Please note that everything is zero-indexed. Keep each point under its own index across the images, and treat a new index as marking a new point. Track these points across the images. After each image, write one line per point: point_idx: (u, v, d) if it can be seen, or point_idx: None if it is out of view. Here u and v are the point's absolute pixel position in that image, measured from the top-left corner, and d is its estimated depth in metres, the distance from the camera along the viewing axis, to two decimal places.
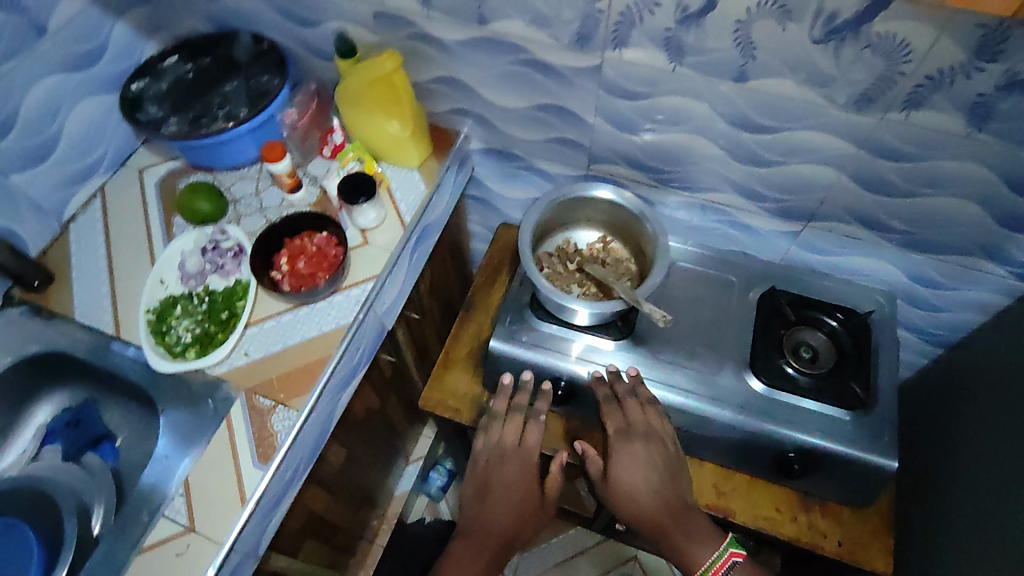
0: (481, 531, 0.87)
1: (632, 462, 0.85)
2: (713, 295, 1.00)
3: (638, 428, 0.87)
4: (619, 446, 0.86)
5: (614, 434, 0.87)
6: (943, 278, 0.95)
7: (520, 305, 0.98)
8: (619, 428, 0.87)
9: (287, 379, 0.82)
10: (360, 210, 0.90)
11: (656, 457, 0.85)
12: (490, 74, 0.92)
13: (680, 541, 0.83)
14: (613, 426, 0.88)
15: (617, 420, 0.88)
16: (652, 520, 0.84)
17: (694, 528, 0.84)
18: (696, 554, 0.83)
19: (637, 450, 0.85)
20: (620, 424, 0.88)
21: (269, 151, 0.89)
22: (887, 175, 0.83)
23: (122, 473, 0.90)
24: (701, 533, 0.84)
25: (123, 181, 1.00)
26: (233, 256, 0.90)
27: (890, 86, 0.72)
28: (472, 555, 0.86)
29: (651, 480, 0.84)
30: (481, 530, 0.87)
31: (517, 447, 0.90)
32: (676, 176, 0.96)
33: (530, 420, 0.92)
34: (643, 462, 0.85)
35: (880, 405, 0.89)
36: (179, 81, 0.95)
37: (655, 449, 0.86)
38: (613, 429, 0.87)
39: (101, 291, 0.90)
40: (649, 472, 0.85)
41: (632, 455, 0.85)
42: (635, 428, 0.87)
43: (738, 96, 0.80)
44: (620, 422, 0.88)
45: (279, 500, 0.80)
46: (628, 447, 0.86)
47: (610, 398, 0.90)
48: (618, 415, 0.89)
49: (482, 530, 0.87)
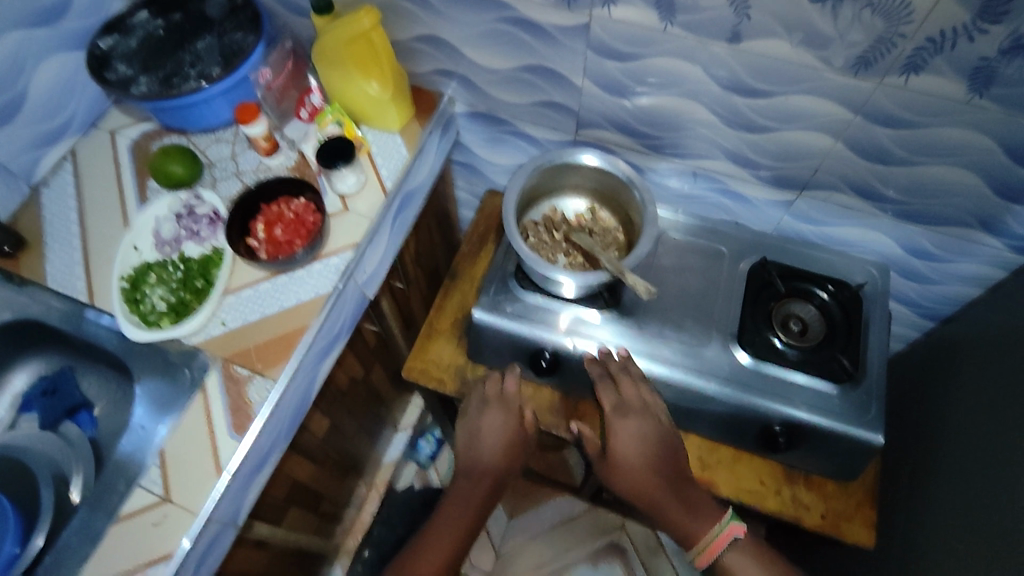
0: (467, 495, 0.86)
1: (628, 437, 0.83)
2: (702, 266, 0.98)
3: (633, 401, 0.85)
4: (614, 421, 0.84)
5: (610, 410, 0.85)
6: (938, 250, 0.93)
7: (504, 275, 0.96)
8: (614, 403, 0.85)
9: (265, 349, 0.80)
10: (340, 175, 0.87)
11: (652, 431, 0.84)
12: (474, 33, 0.88)
13: (681, 519, 0.80)
14: (608, 400, 0.85)
15: (611, 396, 0.85)
16: (649, 496, 0.82)
17: (696, 505, 0.81)
18: (697, 532, 0.80)
19: (632, 424, 0.84)
20: (615, 400, 0.85)
21: (244, 113, 0.86)
22: (884, 143, 0.80)
23: (101, 441, 0.89)
24: (702, 511, 0.81)
25: (94, 143, 0.96)
26: (208, 222, 0.88)
27: (889, 49, 0.69)
28: (456, 517, 0.84)
29: (647, 454, 0.83)
30: (468, 494, 0.86)
31: (500, 396, 0.92)
32: (667, 143, 0.93)
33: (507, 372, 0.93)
34: (640, 437, 0.83)
35: (867, 379, 0.88)
36: (149, 38, 0.91)
37: (651, 424, 0.84)
38: (608, 404, 0.85)
39: (74, 257, 0.87)
40: (646, 446, 0.83)
41: (627, 429, 0.84)
42: (630, 402, 0.85)
43: (731, 57, 0.76)
44: (615, 397, 0.85)
45: (258, 469, 0.79)
46: (624, 422, 0.84)
47: (604, 373, 0.88)
48: (613, 389, 0.86)
49: (468, 493, 0.86)
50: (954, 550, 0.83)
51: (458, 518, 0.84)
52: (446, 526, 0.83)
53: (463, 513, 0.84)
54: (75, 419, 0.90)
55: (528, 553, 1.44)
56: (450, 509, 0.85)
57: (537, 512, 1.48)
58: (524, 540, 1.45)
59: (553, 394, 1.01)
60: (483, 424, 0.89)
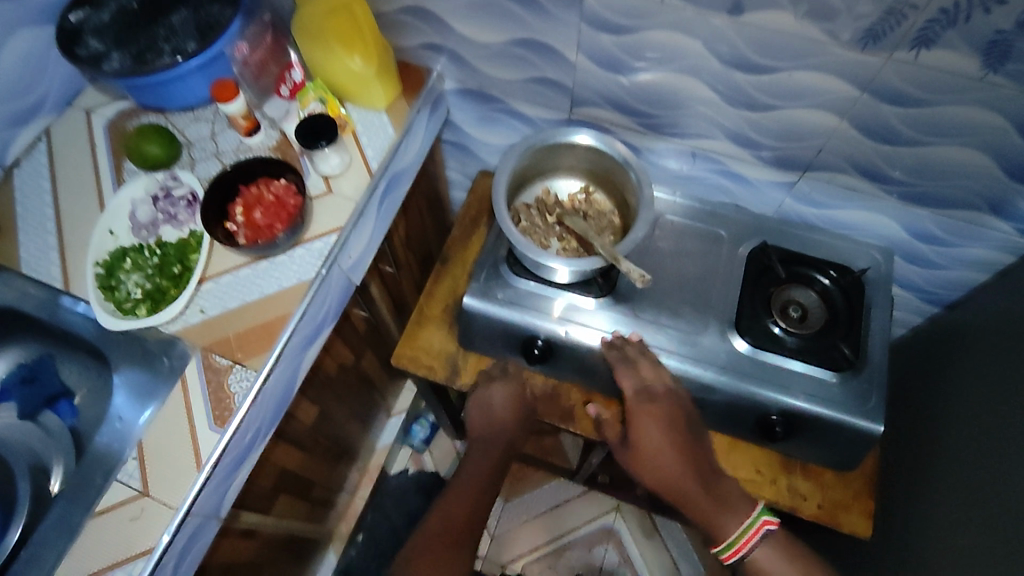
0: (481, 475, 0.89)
1: (652, 423, 0.84)
2: (700, 250, 0.95)
3: (656, 390, 0.86)
4: (638, 408, 0.85)
5: (634, 398, 0.85)
6: (944, 233, 0.90)
7: (496, 260, 0.93)
8: (638, 390, 0.85)
9: (246, 337, 0.77)
10: (322, 155, 0.84)
11: (676, 420, 0.85)
12: (462, 5, 0.83)
13: (706, 507, 0.82)
14: (631, 388, 0.85)
15: (634, 381, 0.85)
16: (673, 483, 0.83)
17: (720, 494, 0.83)
18: (722, 521, 0.81)
19: (656, 412, 0.85)
20: (637, 386, 0.85)
21: (222, 91, 0.82)
22: (891, 122, 0.76)
23: (82, 430, 0.87)
24: (727, 502, 0.82)
25: (69, 123, 0.92)
26: (186, 205, 0.85)
27: (899, 22, 0.65)
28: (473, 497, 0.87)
29: (672, 442, 0.84)
30: (481, 474, 0.89)
31: (508, 372, 0.97)
32: (664, 122, 0.89)
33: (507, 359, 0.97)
34: (665, 425, 0.84)
35: (868, 367, 0.85)
36: (122, 10, 0.86)
37: (675, 411, 0.85)
38: (631, 392, 0.85)
39: (49, 241, 0.84)
40: (670, 434, 0.84)
41: (652, 417, 0.85)
42: (653, 390, 0.85)
43: (732, 31, 0.72)
44: (637, 383, 0.85)
45: (241, 461, 0.77)
46: (649, 410, 0.85)
47: (624, 358, 0.86)
48: (636, 377, 0.86)
49: (479, 472, 0.90)
50: (954, 541, 0.81)
51: (475, 496, 0.87)
52: (463, 505, 0.85)
53: (478, 493, 0.87)
54: (55, 407, 0.89)
55: (523, 536, 1.43)
56: (466, 486, 0.88)
57: (532, 494, 1.47)
58: (519, 522, 1.44)
59: (575, 387, 0.97)
60: (490, 396, 0.95)
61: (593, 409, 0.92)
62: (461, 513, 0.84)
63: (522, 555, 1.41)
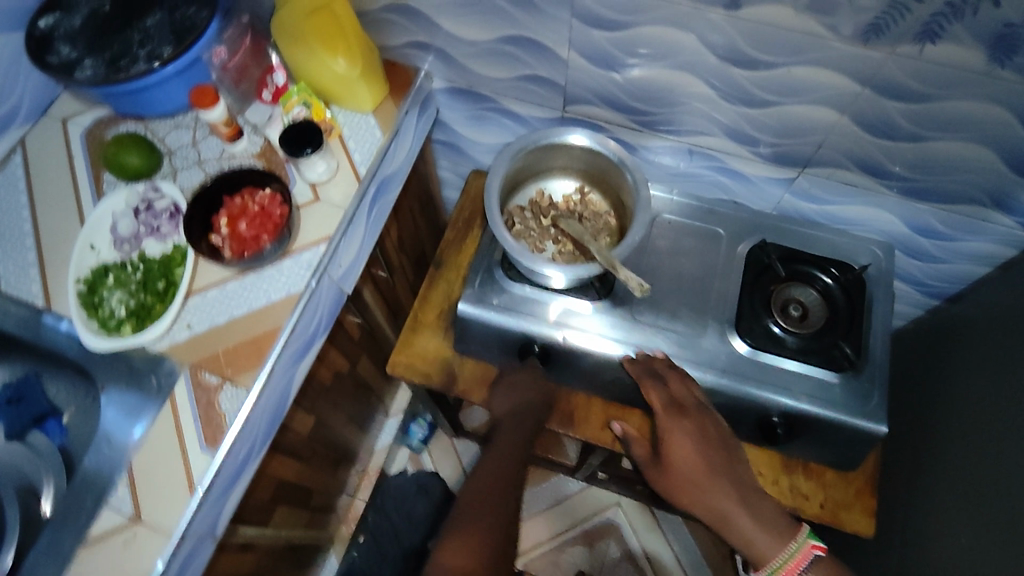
0: (510, 461, 0.78)
1: (683, 438, 0.77)
2: (699, 249, 0.93)
3: (687, 402, 0.80)
4: (666, 420, 0.78)
5: (663, 410, 0.79)
6: (945, 227, 0.88)
7: (490, 265, 0.91)
8: (668, 404, 0.79)
9: (235, 354, 0.75)
10: (309, 162, 0.81)
11: (710, 434, 0.77)
12: (448, 2, 0.80)
13: (749, 528, 0.73)
14: (659, 400, 0.79)
15: (663, 396, 0.79)
16: (711, 502, 0.74)
17: (764, 517, 0.74)
18: (769, 544, 0.72)
19: (686, 425, 0.77)
20: (666, 400, 0.79)
21: (201, 98, 0.79)
22: (893, 117, 0.74)
23: (71, 449, 0.85)
24: (772, 525, 0.73)
25: (44, 133, 0.89)
26: (169, 217, 0.82)
27: (903, 15, 0.62)
28: (502, 483, 0.74)
29: (707, 456, 0.76)
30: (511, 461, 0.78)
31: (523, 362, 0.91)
32: (660, 119, 0.87)
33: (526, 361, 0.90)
34: (697, 439, 0.77)
35: (869, 366, 0.84)
36: (95, 15, 0.82)
37: (709, 426, 0.78)
38: (659, 404, 0.79)
39: (27, 258, 0.81)
40: (704, 449, 0.76)
41: (683, 429, 0.77)
42: (683, 403, 0.79)
43: (729, 26, 0.69)
44: (667, 397, 0.80)
45: (236, 479, 0.76)
46: (679, 423, 0.78)
47: (651, 370, 0.82)
48: (664, 390, 0.80)
49: (509, 458, 0.78)
50: (958, 539, 0.80)
51: (504, 483, 0.74)
52: (493, 492, 0.73)
53: (508, 478, 0.75)
54: (43, 427, 0.87)
55: (525, 533, 1.42)
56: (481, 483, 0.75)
57: (533, 490, 1.46)
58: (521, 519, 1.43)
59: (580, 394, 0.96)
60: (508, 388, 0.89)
61: (620, 425, 0.88)
62: (487, 502, 0.71)
63: (525, 552, 1.41)
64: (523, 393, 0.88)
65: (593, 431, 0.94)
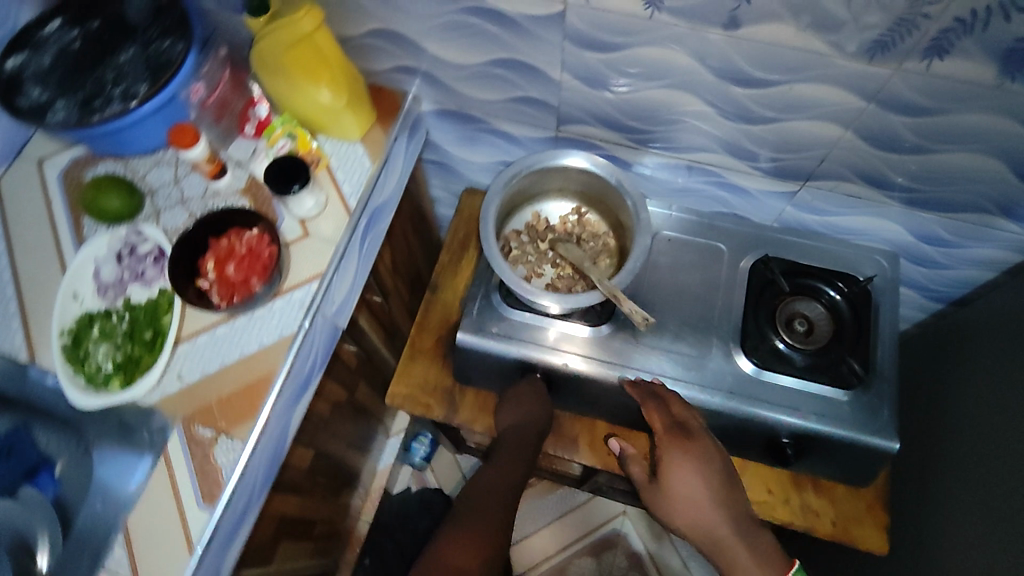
0: (499, 487, 0.81)
1: (685, 464, 0.74)
2: (701, 266, 0.91)
3: (688, 424, 0.77)
4: (667, 442, 0.75)
5: (666, 433, 0.76)
6: (951, 236, 0.86)
7: (488, 291, 0.89)
8: (670, 426, 0.76)
9: (228, 404, 0.73)
10: (297, 199, 0.78)
11: (712, 459, 0.75)
12: (434, 26, 0.77)
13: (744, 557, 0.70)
14: (660, 421, 0.76)
15: (665, 417, 0.77)
16: (705, 528, 0.73)
17: (759, 547, 0.72)
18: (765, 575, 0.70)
19: (687, 449, 0.75)
20: (668, 421, 0.77)
21: (180, 136, 0.76)
22: (899, 131, 0.72)
23: (65, 502, 0.83)
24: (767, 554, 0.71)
25: (19, 175, 0.85)
26: (154, 261, 0.79)
27: (910, 31, 0.60)
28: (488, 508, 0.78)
29: (707, 482, 0.74)
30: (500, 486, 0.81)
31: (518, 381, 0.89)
32: (657, 137, 0.84)
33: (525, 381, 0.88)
34: (698, 464, 0.74)
35: (879, 381, 0.82)
36: (65, 53, 0.79)
37: (711, 453, 0.75)
38: (660, 425, 0.76)
39: (9, 309, 0.79)
40: (704, 475, 0.74)
41: (684, 452, 0.75)
42: (685, 424, 0.77)
43: (728, 45, 0.67)
44: (669, 419, 0.77)
45: (236, 531, 0.74)
46: (681, 447, 0.75)
47: (652, 392, 0.79)
48: (665, 411, 0.78)
49: (499, 484, 0.82)
50: (966, 550, 0.79)
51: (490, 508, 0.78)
52: (478, 519, 0.76)
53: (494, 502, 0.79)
54: (36, 481, 0.85)
55: (531, 546, 1.39)
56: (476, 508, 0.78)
57: (540, 502, 1.43)
58: (528, 531, 1.40)
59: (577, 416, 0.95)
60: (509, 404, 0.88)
61: (616, 443, 0.86)
62: (473, 528, 0.75)
63: (532, 565, 1.37)
64: (523, 412, 0.87)
65: (598, 458, 0.93)
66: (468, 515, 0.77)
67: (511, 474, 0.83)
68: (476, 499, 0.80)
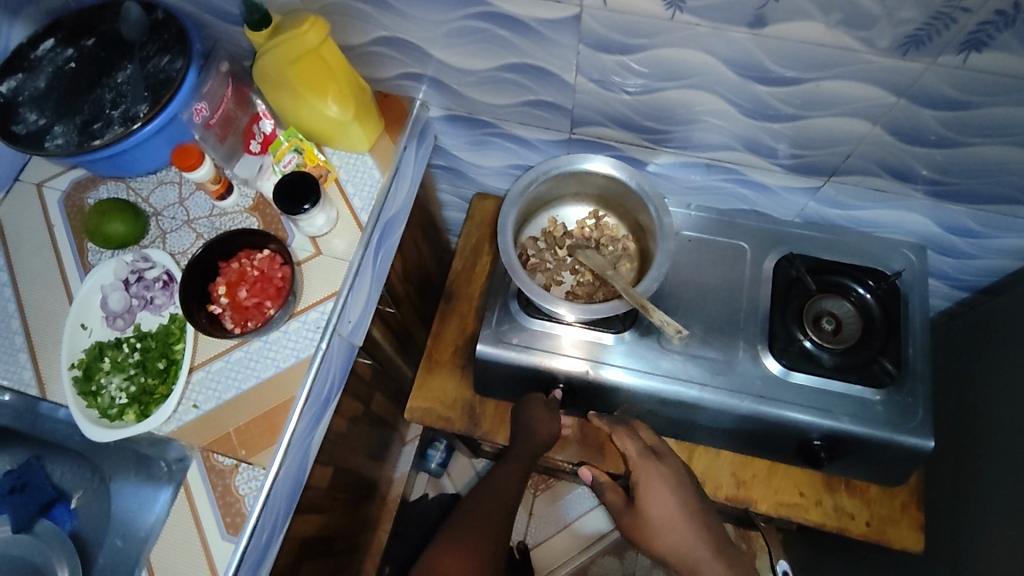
0: (495, 501, 0.77)
1: (659, 485, 0.74)
2: (724, 265, 0.88)
3: (659, 448, 0.78)
4: (644, 468, 0.75)
5: (639, 456, 0.76)
6: (981, 227, 0.83)
7: (505, 301, 0.86)
8: (642, 450, 0.76)
9: (249, 432, 0.71)
10: (308, 218, 0.75)
11: (682, 478, 0.76)
12: (442, 32, 0.74)
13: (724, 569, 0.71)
14: (634, 448, 0.76)
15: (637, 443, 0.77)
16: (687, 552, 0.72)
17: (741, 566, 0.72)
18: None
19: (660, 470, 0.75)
20: (640, 446, 0.77)
21: (184, 157, 0.73)
22: (928, 125, 0.70)
23: (85, 535, 0.82)
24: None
25: (19, 200, 0.82)
26: (162, 286, 0.77)
27: (947, 25, 0.58)
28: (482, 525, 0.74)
29: (684, 503, 0.74)
30: (494, 501, 0.77)
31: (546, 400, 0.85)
32: (674, 137, 0.82)
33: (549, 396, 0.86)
34: (674, 487, 0.74)
35: (912, 379, 0.79)
36: (61, 73, 0.76)
37: (681, 476, 0.76)
38: (633, 451, 0.76)
39: (16, 342, 0.77)
40: (682, 496, 0.74)
41: (660, 476, 0.75)
42: (656, 448, 0.78)
43: (752, 44, 0.64)
44: (641, 444, 0.77)
45: (261, 560, 0.72)
46: (654, 468, 0.75)
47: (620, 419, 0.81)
48: (634, 436, 0.78)
49: (493, 500, 0.77)
50: (1001, 545, 0.76)
51: (484, 528, 0.74)
52: (470, 540, 0.73)
53: (488, 519, 0.75)
54: (50, 513, 0.83)
55: (550, 548, 1.35)
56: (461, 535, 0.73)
57: (557, 504, 1.38)
58: (547, 534, 1.36)
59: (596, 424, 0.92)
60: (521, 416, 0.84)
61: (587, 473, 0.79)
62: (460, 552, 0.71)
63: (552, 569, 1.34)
64: (530, 431, 0.82)
65: (617, 462, 0.89)
66: (457, 538, 0.73)
67: (507, 489, 0.78)
68: (468, 517, 0.76)
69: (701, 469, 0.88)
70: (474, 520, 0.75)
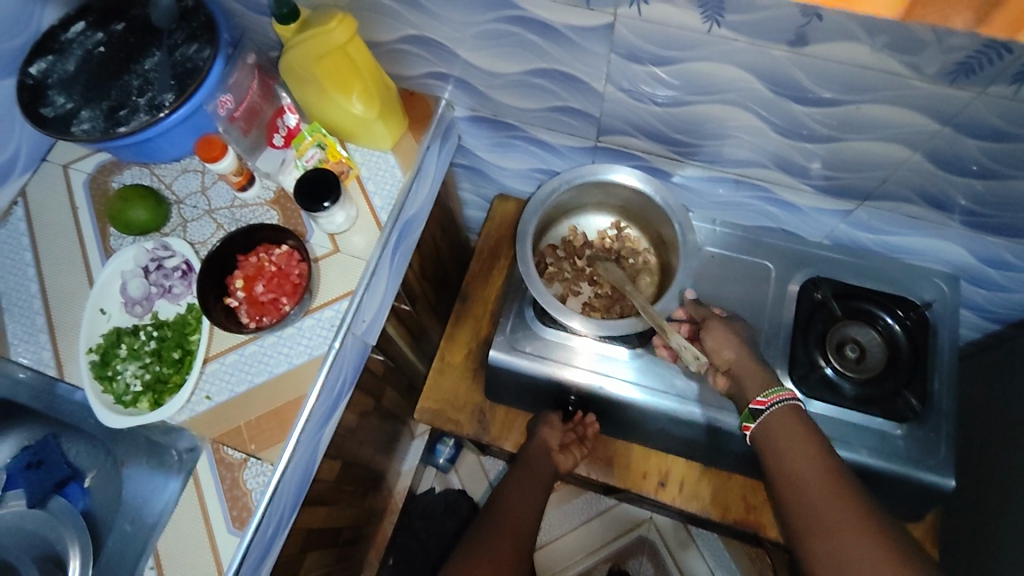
0: (517, 518, 0.76)
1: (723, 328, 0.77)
2: (747, 285, 0.85)
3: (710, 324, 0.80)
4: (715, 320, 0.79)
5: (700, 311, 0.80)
6: (1020, 261, 0.80)
7: (520, 309, 0.85)
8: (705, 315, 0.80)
9: (258, 427, 0.71)
10: (328, 216, 0.75)
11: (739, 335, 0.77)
12: (470, 34, 0.72)
13: (772, 444, 0.66)
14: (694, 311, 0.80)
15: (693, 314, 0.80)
16: (732, 360, 0.74)
17: (814, 456, 0.63)
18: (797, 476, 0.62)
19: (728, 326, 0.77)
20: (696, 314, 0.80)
21: (208, 150, 0.74)
22: (971, 154, 0.67)
23: (95, 514, 0.84)
24: (781, 474, 0.63)
25: (45, 180, 0.83)
26: (181, 276, 0.77)
27: (1000, 55, 0.55)
28: (507, 536, 0.73)
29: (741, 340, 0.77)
30: (517, 515, 0.76)
31: (556, 415, 0.86)
32: (703, 150, 0.79)
33: (552, 414, 0.86)
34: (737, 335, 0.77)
35: (935, 415, 0.77)
36: (90, 58, 0.76)
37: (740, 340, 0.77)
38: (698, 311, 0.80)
39: (37, 323, 0.78)
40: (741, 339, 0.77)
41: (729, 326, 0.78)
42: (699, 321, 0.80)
43: (791, 62, 0.62)
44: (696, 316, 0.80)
45: (264, 555, 0.72)
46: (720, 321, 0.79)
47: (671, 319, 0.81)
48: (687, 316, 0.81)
49: (517, 520, 0.76)
50: None
51: (506, 538, 0.72)
52: (496, 544, 0.71)
53: (515, 531, 0.74)
54: (65, 491, 0.85)
55: (553, 551, 1.34)
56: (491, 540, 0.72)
57: (563, 508, 1.37)
58: (552, 535, 1.35)
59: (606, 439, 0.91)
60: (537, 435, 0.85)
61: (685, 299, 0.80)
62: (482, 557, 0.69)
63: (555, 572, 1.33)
64: (540, 443, 0.84)
65: (624, 477, 0.89)
66: (479, 544, 0.72)
67: (526, 509, 0.77)
68: (489, 526, 0.75)
69: (711, 492, 0.87)
70: (497, 529, 0.74)
